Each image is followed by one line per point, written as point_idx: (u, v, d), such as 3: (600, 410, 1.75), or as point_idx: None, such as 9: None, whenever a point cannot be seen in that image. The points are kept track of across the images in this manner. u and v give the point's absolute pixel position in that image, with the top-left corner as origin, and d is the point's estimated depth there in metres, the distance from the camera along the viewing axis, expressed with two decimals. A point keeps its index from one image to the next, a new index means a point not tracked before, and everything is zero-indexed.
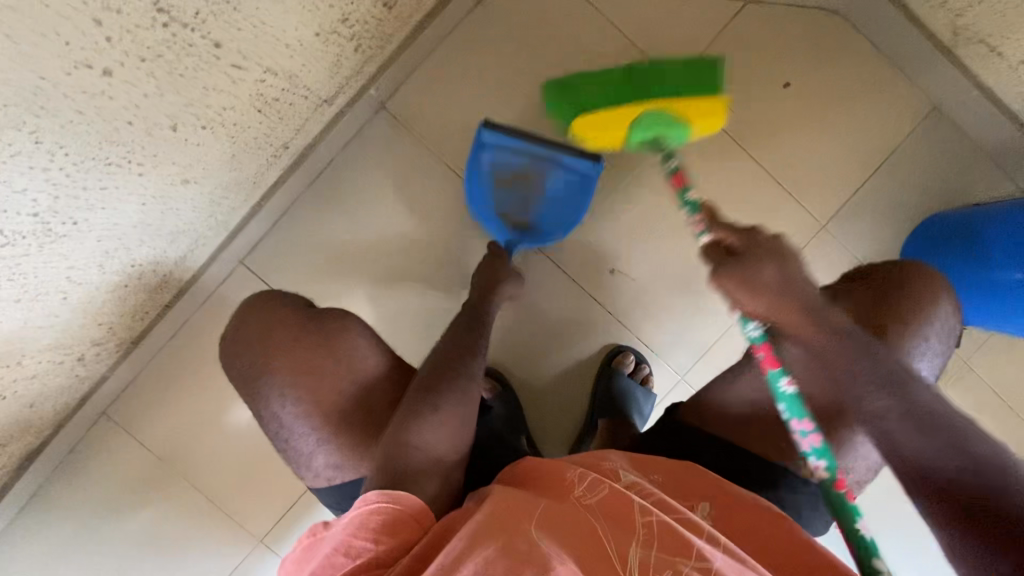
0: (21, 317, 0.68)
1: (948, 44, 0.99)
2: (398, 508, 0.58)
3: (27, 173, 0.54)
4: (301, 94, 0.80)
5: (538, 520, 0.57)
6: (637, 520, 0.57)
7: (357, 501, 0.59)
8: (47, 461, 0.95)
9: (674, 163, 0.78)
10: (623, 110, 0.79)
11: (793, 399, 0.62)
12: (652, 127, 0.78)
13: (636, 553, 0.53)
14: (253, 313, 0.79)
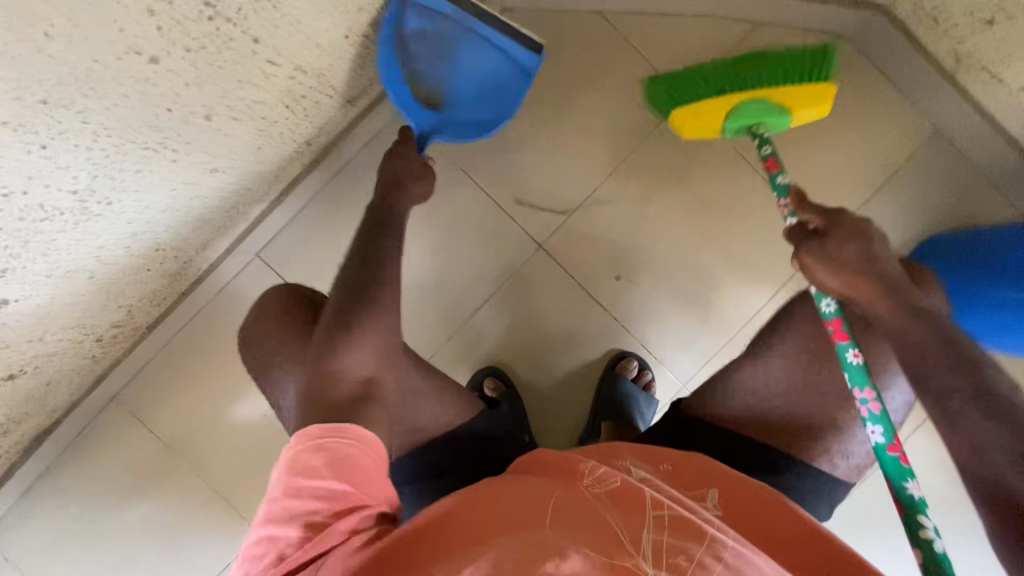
0: (49, 292, 0.74)
1: (950, 68, 1.00)
2: (348, 448, 0.57)
3: (72, 152, 0.59)
4: (326, 94, 0.87)
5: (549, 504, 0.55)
6: (648, 510, 0.55)
7: (296, 449, 0.57)
8: (64, 434, 1.07)
9: (767, 150, 0.84)
10: (718, 102, 0.85)
11: (859, 368, 0.63)
12: (746, 117, 0.85)
13: (649, 538, 0.52)
14: (274, 300, 0.83)
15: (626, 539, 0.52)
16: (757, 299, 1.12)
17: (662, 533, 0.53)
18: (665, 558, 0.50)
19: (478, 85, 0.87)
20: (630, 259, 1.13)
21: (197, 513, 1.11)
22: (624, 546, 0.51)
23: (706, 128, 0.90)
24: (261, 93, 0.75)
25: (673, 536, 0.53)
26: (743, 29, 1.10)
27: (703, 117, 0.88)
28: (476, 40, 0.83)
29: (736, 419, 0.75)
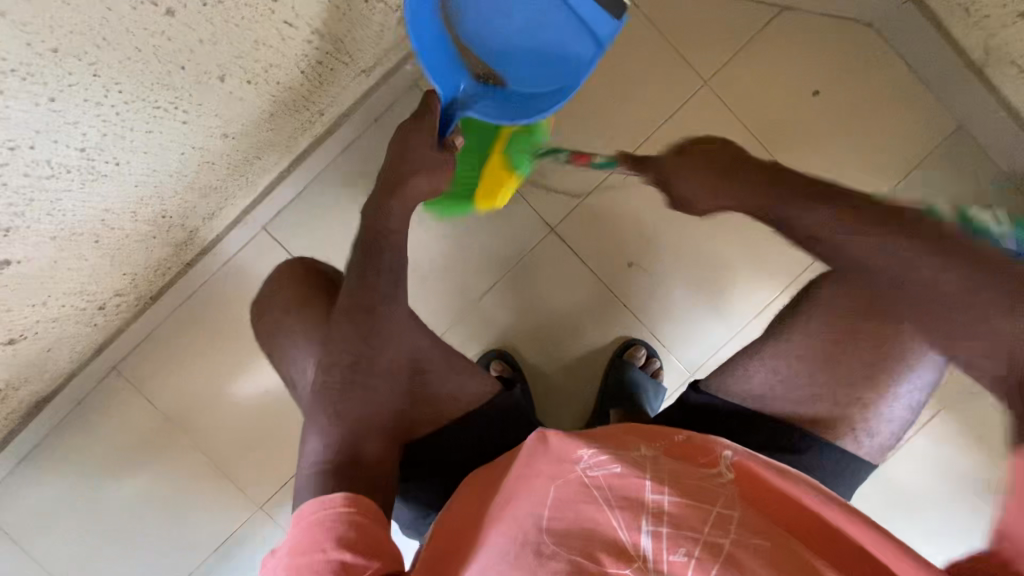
0: (53, 255, 0.72)
1: (979, 62, 0.98)
2: (344, 508, 0.57)
3: (81, 107, 0.56)
4: (341, 62, 0.85)
5: (548, 507, 0.54)
6: (648, 502, 0.52)
7: (299, 522, 0.57)
8: (62, 405, 1.06)
9: (564, 152, 1.00)
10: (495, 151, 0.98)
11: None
12: (519, 147, 0.99)
13: (647, 537, 0.49)
14: (291, 276, 0.82)
15: (625, 542, 0.50)
16: (769, 292, 1.11)
17: (660, 527, 0.50)
18: (665, 559, 0.48)
19: (537, 46, 0.78)
20: (643, 246, 1.11)
21: (198, 487, 1.10)
22: (623, 552, 0.49)
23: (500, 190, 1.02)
24: (277, 56, 0.72)
25: (675, 529, 0.50)
26: (768, 14, 1.08)
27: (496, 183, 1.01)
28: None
29: (751, 408, 0.74)
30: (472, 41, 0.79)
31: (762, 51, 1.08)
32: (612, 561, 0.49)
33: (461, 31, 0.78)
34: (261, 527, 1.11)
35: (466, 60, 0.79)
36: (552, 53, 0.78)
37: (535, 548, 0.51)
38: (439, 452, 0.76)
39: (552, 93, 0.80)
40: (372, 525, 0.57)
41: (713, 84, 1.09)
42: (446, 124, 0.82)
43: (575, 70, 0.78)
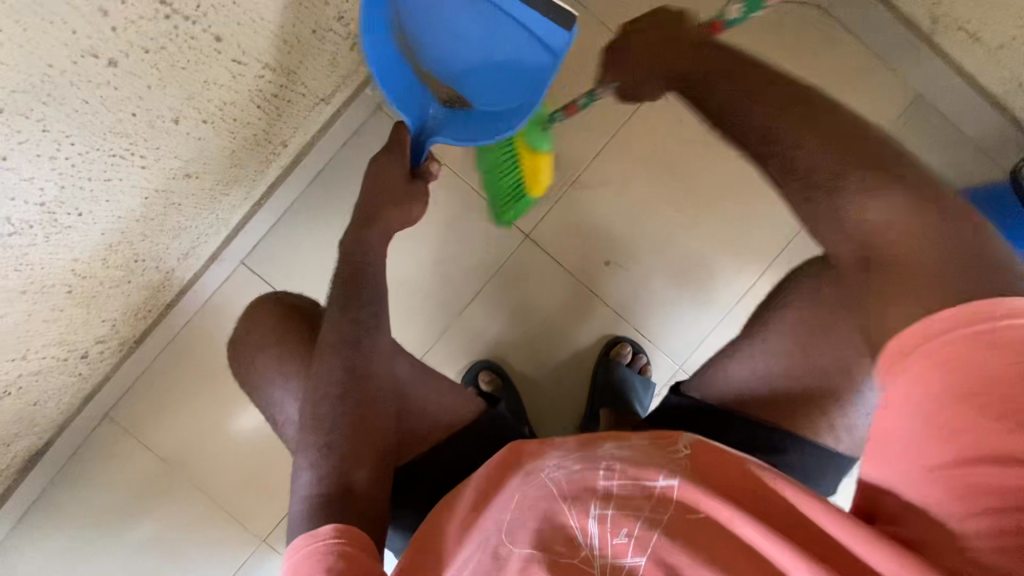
0: (25, 309, 0.73)
1: (926, 31, 1.02)
2: (332, 543, 0.56)
3: (34, 162, 0.58)
4: (297, 93, 0.87)
5: (508, 506, 0.57)
6: (600, 490, 0.55)
7: (295, 550, 0.57)
8: (56, 458, 1.06)
9: (558, 113, 0.96)
10: (536, 161, 0.99)
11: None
12: (538, 138, 0.95)
13: (594, 523, 0.53)
14: (261, 307, 0.82)
15: (576, 529, 0.53)
16: (747, 278, 1.11)
17: (607, 511, 0.54)
18: (611, 545, 0.52)
19: (495, 66, 0.80)
20: (620, 244, 1.12)
21: (198, 525, 1.10)
22: (573, 539, 0.53)
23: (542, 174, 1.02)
24: (231, 94, 0.74)
25: (620, 511, 0.54)
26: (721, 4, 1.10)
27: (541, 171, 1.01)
28: (494, 17, 0.75)
29: (732, 396, 0.74)
30: (434, 70, 0.81)
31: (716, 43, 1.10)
32: (564, 551, 0.52)
33: (424, 62, 0.80)
34: (265, 560, 1.11)
35: (431, 89, 0.82)
36: (511, 70, 0.79)
37: (495, 549, 0.54)
38: (428, 468, 0.77)
39: (514, 110, 0.80)
40: (363, 557, 0.56)
41: None
42: (418, 151, 0.84)
43: (534, 84, 0.78)
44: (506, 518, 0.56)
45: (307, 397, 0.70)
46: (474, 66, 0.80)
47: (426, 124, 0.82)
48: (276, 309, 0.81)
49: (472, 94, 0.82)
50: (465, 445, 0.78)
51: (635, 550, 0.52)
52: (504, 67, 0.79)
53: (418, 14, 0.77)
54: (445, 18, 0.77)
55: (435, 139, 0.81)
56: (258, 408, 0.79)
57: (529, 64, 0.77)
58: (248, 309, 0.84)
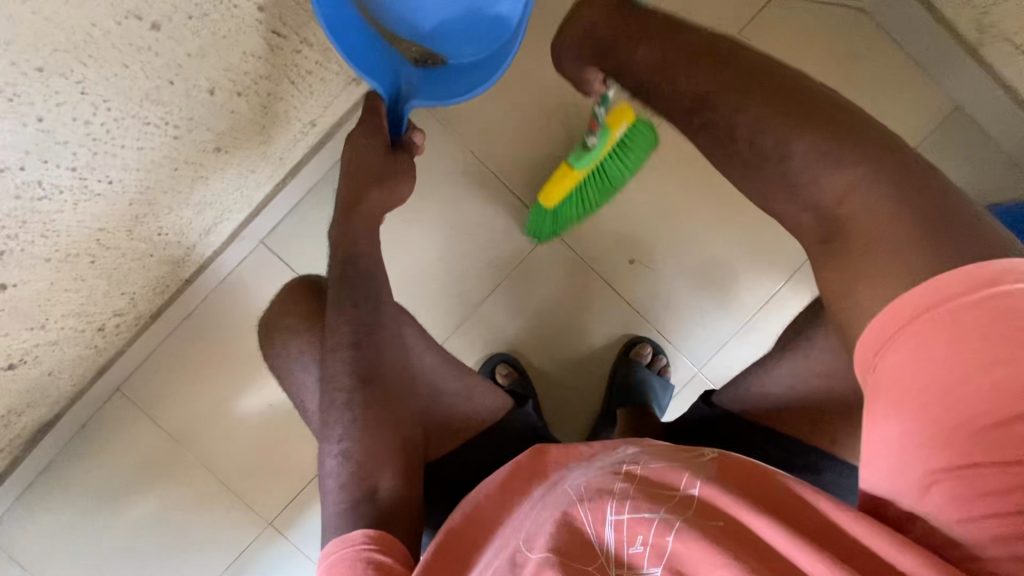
0: (48, 277, 0.72)
1: (970, 39, 1.00)
2: (370, 552, 0.56)
3: (70, 126, 0.56)
4: (330, 72, 0.84)
5: (529, 514, 0.55)
6: (616, 490, 0.53)
7: (329, 551, 0.59)
8: (65, 431, 1.05)
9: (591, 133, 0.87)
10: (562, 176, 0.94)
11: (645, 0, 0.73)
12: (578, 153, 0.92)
13: (610, 527, 0.51)
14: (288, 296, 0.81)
15: (596, 535, 0.52)
16: (772, 283, 1.10)
17: (624, 513, 0.51)
18: (627, 552, 0.50)
19: (459, 18, 0.76)
20: (645, 243, 1.10)
21: (205, 506, 1.09)
22: (591, 546, 0.51)
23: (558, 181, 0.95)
24: (266, 68, 0.72)
25: (635, 514, 0.51)
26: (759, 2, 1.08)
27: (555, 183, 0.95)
28: None
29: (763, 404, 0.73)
30: (397, 29, 0.77)
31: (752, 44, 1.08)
32: (582, 556, 0.51)
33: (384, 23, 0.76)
34: (269, 544, 1.09)
35: (399, 50, 0.78)
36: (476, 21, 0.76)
37: (512, 555, 0.52)
38: (448, 461, 0.75)
39: (484, 62, 0.77)
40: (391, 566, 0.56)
41: None
42: (396, 122, 0.80)
43: (500, 34, 0.76)
44: (529, 527, 0.54)
45: (334, 380, 0.69)
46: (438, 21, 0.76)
47: (400, 91, 0.78)
48: (313, 301, 0.79)
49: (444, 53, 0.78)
50: (489, 438, 0.77)
51: (650, 560, 0.49)
52: (468, 20, 0.76)
53: None
54: None
55: (412, 104, 0.76)
56: (290, 388, 0.78)
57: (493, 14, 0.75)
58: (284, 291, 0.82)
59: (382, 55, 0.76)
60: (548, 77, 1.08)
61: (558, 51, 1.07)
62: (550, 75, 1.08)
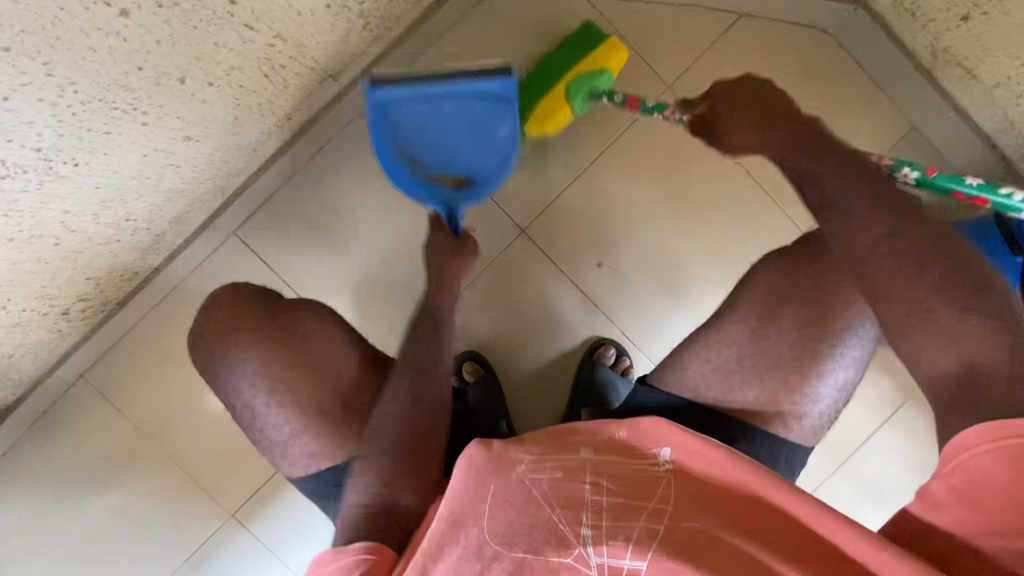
0: (10, 257, 0.72)
1: (926, 63, 1.04)
2: (331, 558, 0.58)
3: (35, 106, 0.57)
4: (305, 66, 0.86)
5: (479, 507, 0.56)
6: (587, 500, 0.57)
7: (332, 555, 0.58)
8: (26, 415, 1.04)
9: (619, 97, 0.97)
10: (557, 89, 0.99)
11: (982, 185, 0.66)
12: (580, 89, 0.99)
13: (588, 529, 0.55)
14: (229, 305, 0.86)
15: (569, 537, 0.55)
16: (733, 289, 1.13)
17: (602, 520, 0.56)
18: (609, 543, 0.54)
19: (478, 137, 0.86)
20: (611, 246, 1.13)
21: (166, 497, 1.08)
22: (562, 539, 0.55)
23: (561, 114, 1.01)
24: (238, 59, 0.73)
25: (610, 521, 0.56)
26: (728, 20, 1.12)
27: (553, 103, 1.00)
28: (453, 99, 0.81)
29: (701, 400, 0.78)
30: (434, 164, 0.87)
31: (721, 58, 1.12)
32: (554, 551, 0.54)
33: (418, 158, 0.87)
34: (229, 536, 1.09)
35: (439, 179, 0.88)
36: (480, 126, 0.85)
37: (479, 549, 0.54)
38: None
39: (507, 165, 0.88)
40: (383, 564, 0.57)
41: (678, 87, 1.12)
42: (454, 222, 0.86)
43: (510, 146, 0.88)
44: (489, 523, 0.56)
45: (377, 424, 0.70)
46: (462, 141, 0.86)
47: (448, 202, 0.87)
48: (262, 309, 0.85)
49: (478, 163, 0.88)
50: None
51: (632, 554, 0.53)
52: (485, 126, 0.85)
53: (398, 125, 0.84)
54: (414, 111, 0.83)
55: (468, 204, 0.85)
56: (245, 376, 0.82)
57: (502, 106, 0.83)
58: (229, 304, 0.86)
59: (426, 180, 0.87)
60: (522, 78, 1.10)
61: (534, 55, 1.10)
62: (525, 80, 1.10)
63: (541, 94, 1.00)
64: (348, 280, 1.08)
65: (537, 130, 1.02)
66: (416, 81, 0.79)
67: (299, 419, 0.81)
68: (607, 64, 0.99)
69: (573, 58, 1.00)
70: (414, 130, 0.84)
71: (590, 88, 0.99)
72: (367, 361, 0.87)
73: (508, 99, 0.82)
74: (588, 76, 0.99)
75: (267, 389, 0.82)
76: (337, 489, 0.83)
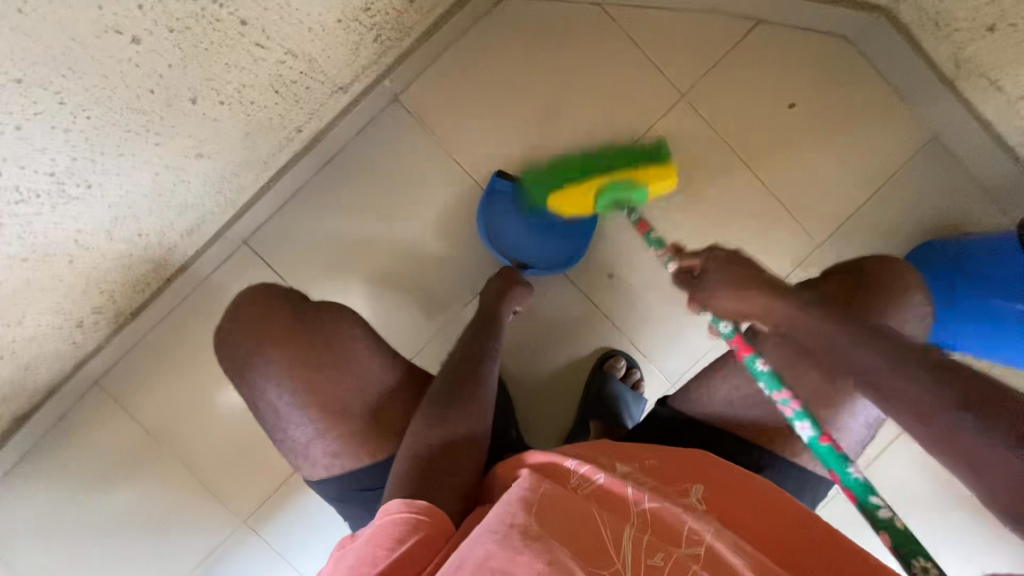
0: (25, 275, 0.72)
1: (949, 73, 1.01)
2: (402, 510, 0.59)
3: (49, 133, 0.57)
4: (316, 80, 0.85)
5: (519, 509, 0.52)
6: (633, 512, 0.54)
7: (380, 513, 0.60)
8: (42, 422, 1.05)
9: (636, 217, 0.95)
10: (586, 185, 0.92)
11: (829, 447, 0.61)
12: (613, 195, 0.92)
13: (629, 535, 0.52)
14: (251, 305, 0.85)
15: (606, 538, 0.51)
16: None
17: (644, 533, 0.52)
18: (644, 563, 0.49)
19: (552, 230, 1.07)
20: (623, 257, 1.12)
21: (179, 503, 1.10)
22: (602, 544, 0.51)
23: (583, 204, 0.96)
24: (250, 77, 0.73)
25: (654, 536, 0.52)
26: (746, 27, 1.10)
27: (580, 191, 0.94)
28: (546, 208, 1.06)
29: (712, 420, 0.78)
30: (514, 240, 1.07)
31: (737, 66, 1.10)
32: (593, 555, 0.50)
33: (504, 234, 1.07)
34: (241, 542, 1.11)
35: (512, 250, 1.07)
36: (564, 237, 1.08)
37: (526, 529, 0.50)
38: None
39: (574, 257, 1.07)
40: (437, 522, 0.59)
41: (693, 96, 1.10)
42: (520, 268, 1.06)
43: (577, 244, 1.08)
44: (523, 521, 0.51)
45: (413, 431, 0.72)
46: (542, 231, 1.07)
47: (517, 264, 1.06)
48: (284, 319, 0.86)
49: (548, 247, 1.08)
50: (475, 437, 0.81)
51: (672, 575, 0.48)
52: (566, 226, 1.07)
53: (498, 203, 1.06)
54: (515, 207, 1.06)
55: (530, 271, 1.06)
56: (264, 392, 0.83)
57: (580, 227, 1.07)
58: (253, 308, 0.84)
59: (506, 247, 1.07)
60: (533, 87, 1.08)
61: (545, 64, 1.08)
62: (536, 87, 1.08)
63: (573, 182, 0.94)
64: (358, 290, 1.08)
65: (555, 207, 0.98)
66: (530, 187, 1.06)
67: (314, 432, 0.82)
68: (644, 180, 0.92)
69: (615, 163, 0.93)
70: (508, 211, 1.06)
71: (616, 198, 0.93)
72: (378, 374, 0.87)
73: (584, 227, 1.07)
74: (619, 185, 0.91)
75: (282, 402, 0.83)
76: (356, 494, 0.85)
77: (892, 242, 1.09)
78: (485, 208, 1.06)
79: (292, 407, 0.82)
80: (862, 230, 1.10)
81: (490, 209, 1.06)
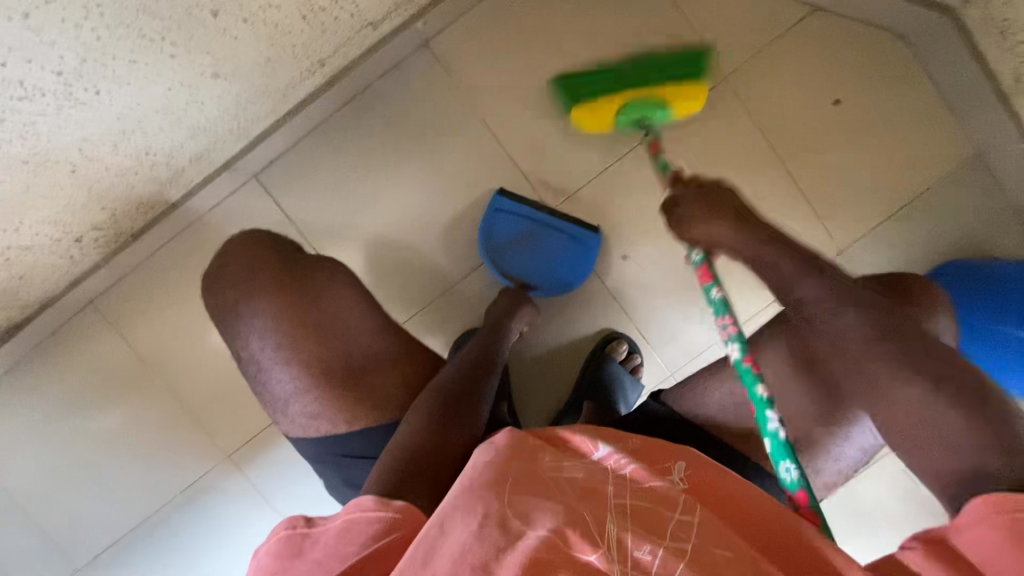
0: (24, 180, 0.70)
1: (1007, 87, 0.93)
2: (378, 508, 0.55)
3: (58, 26, 0.55)
4: (345, 11, 0.80)
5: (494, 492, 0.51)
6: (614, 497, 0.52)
7: (352, 505, 0.56)
8: (35, 334, 1.04)
9: (651, 135, 0.92)
10: (606, 103, 0.89)
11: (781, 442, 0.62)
12: (638, 110, 0.89)
13: (613, 526, 0.50)
14: (252, 246, 0.85)
15: (589, 525, 0.49)
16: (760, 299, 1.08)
17: (626, 523, 0.50)
18: (631, 556, 0.47)
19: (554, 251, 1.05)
20: (639, 239, 1.08)
21: (165, 431, 1.09)
22: (587, 534, 0.49)
23: (602, 119, 0.92)
24: None
25: (638, 527, 0.50)
26: (800, 13, 1.04)
27: (602, 107, 0.89)
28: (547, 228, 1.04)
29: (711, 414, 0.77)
30: (516, 259, 1.05)
31: (785, 54, 1.05)
32: (576, 543, 0.48)
33: (507, 253, 1.04)
34: (224, 476, 1.11)
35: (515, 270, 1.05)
36: (569, 261, 1.04)
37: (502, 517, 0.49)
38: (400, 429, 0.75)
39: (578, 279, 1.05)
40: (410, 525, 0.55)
41: (734, 80, 1.05)
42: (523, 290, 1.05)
43: (581, 266, 1.05)
44: (500, 505, 0.50)
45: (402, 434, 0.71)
46: (545, 251, 1.05)
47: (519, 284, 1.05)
48: (279, 263, 0.84)
49: (551, 267, 1.05)
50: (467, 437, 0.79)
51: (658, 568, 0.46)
52: (568, 246, 1.04)
53: (497, 223, 1.03)
54: (515, 227, 1.03)
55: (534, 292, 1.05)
56: (258, 331, 0.81)
57: (583, 247, 1.04)
58: (253, 254, 0.84)
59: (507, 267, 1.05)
60: (570, 50, 1.03)
61: (585, 26, 1.03)
62: (571, 52, 1.03)
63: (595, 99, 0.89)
64: (364, 241, 1.05)
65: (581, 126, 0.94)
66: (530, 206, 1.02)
67: (302, 379, 0.80)
68: (670, 99, 0.88)
69: (668, 72, 0.86)
70: (509, 230, 1.03)
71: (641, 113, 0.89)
72: (375, 328, 0.85)
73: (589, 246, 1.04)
74: (648, 102, 0.88)
75: (275, 344, 0.81)
76: (331, 456, 0.82)
77: (916, 257, 1.06)
78: (485, 227, 1.03)
79: (285, 350, 0.81)
80: (887, 240, 1.06)
81: (490, 228, 1.03)
